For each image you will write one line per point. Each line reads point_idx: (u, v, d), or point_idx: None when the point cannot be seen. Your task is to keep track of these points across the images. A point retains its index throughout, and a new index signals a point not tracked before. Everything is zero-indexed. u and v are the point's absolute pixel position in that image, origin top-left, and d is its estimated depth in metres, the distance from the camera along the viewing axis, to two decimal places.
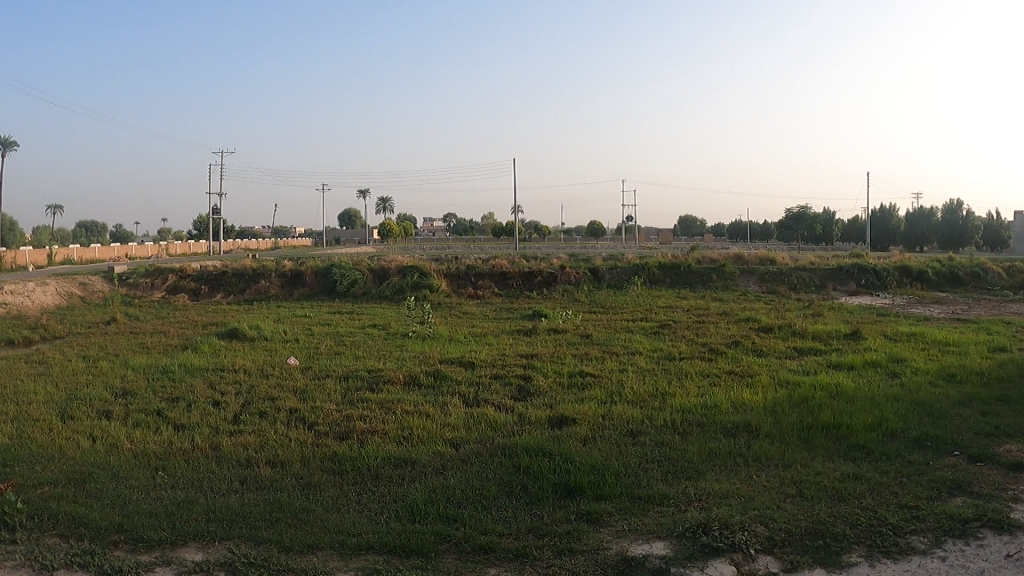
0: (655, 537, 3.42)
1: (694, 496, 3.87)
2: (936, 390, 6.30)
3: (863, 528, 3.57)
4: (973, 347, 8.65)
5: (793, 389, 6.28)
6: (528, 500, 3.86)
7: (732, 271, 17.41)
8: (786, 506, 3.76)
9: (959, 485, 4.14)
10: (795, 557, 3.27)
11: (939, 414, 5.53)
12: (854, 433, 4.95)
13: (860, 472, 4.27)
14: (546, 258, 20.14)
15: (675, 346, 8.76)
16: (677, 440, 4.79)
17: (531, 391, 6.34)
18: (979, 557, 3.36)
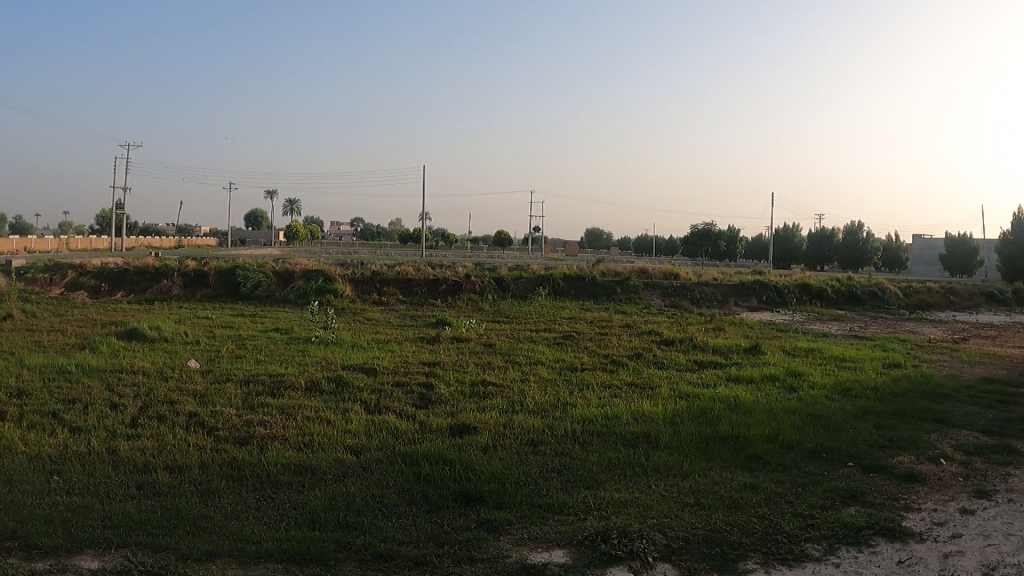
0: (554, 545, 3.44)
1: (593, 505, 3.91)
2: (832, 404, 6.52)
3: (760, 535, 3.68)
4: (867, 363, 8.96)
5: (693, 401, 6.43)
6: (428, 507, 3.84)
7: (635, 284, 17.73)
8: (684, 515, 3.83)
9: (853, 495, 4.30)
10: (692, 564, 3.34)
11: (836, 426, 5.74)
12: (751, 444, 5.08)
13: (756, 482, 4.39)
14: (451, 265, 20.11)
15: (577, 356, 8.85)
16: (578, 450, 4.84)
17: (433, 399, 6.31)
18: (872, 565, 3.51)
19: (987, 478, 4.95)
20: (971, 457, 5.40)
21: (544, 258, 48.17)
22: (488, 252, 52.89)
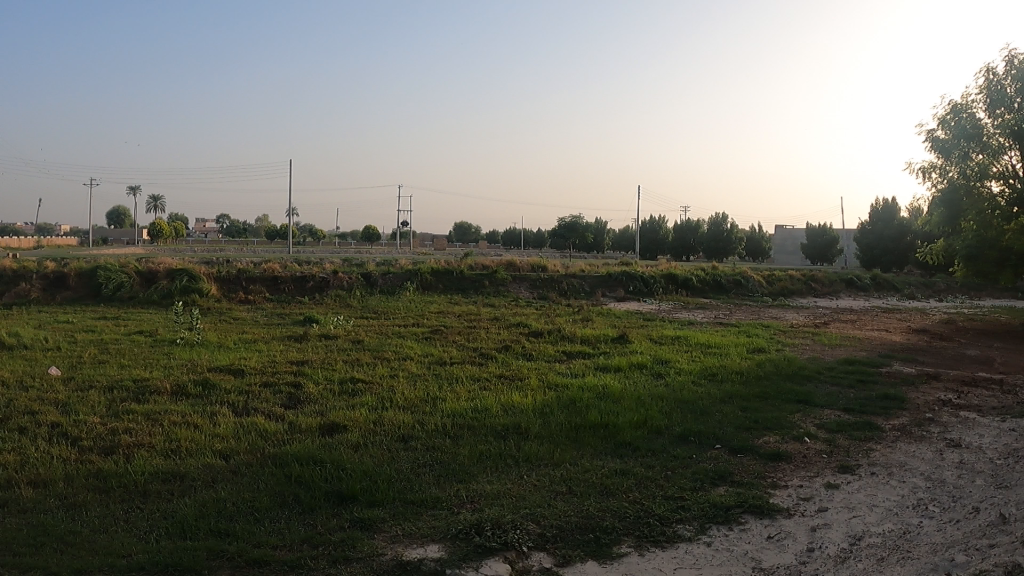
0: (429, 541, 3.44)
1: (466, 498, 3.94)
2: (698, 389, 6.76)
3: (632, 519, 3.78)
4: (728, 349, 9.34)
5: (562, 391, 6.55)
6: (302, 509, 3.77)
7: (503, 277, 18.19)
8: (557, 503, 3.90)
9: (721, 475, 4.48)
10: (567, 551, 3.41)
11: (702, 411, 5.94)
12: (620, 431, 5.22)
13: (627, 468, 4.50)
14: (320, 262, 19.82)
15: (446, 350, 8.93)
16: (449, 444, 4.86)
17: (302, 399, 6.21)
18: (740, 542, 3.68)
19: (842, 454, 5.25)
20: (826, 435, 5.71)
21: (425, 253, 47.98)
22: (371, 250, 52.30)
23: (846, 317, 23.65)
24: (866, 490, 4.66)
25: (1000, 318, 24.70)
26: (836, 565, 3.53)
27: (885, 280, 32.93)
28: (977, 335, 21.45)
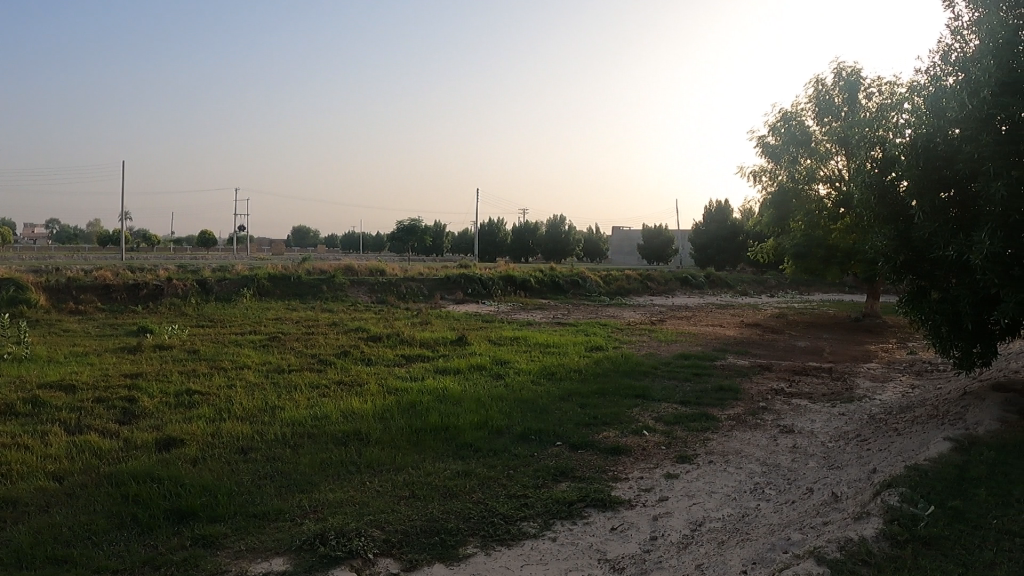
0: (274, 554, 3.39)
1: (309, 508, 3.90)
2: (537, 389, 7.28)
3: (477, 520, 3.89)
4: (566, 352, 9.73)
5: (402, 395, 6.92)
6: (140, 530, 3.62)
7: (341, 282, 18.93)
8: (401, 507, 3.95)
9: (563, 471, 4.71)
10: (414, 556, 3.45)
11: (542, 408, 6.49)
12: (462, 433, 5.40)
13: (469, 468, 4.62)
14: (154, 269, 19.00)
15: (284, 358, 8.94)
16: (290, 454, 4.84)
17: (138, 414, 5.95)
18: (582, 534, 3.86)
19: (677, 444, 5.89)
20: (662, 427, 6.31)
21: (269, 258, 46.74)
22: (213, 256, 50.44)
23: (681, 315, 25.13)
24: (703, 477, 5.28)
25: (827, 311, 26.66)
26: (679, 550, 3.79)
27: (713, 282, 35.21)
28: (806, 327, 23.09)
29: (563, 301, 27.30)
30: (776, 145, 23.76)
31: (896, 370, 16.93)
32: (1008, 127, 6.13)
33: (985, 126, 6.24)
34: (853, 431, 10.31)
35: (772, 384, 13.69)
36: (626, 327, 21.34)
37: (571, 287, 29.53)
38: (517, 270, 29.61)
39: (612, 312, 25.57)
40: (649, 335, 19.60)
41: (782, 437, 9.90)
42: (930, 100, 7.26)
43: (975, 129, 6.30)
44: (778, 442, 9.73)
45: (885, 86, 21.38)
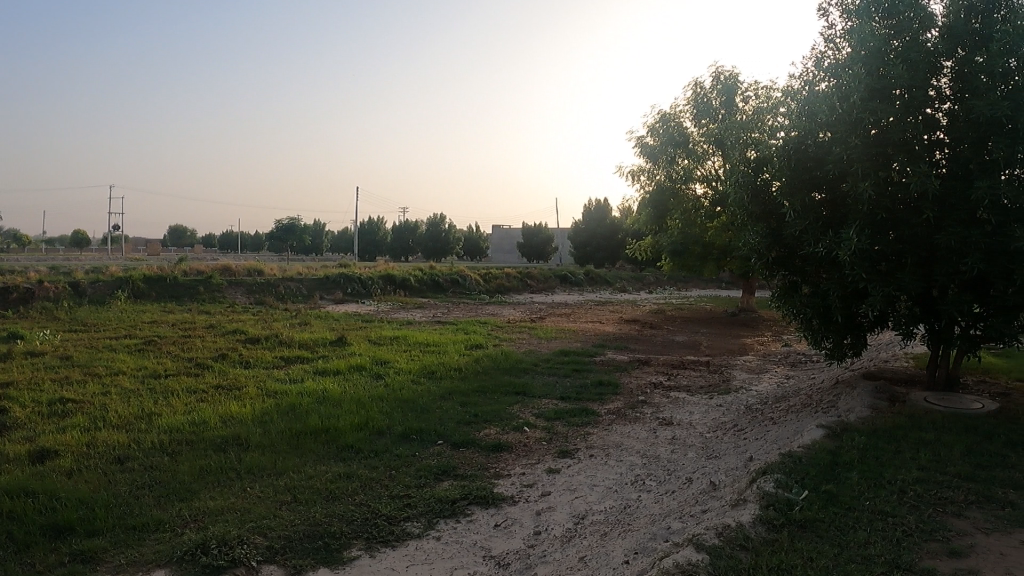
0: (156, 566, 3.48)
1: (188, 518, 4.00)
2: (424, 389, 8.66)
3: (359, 522, 4.19)
4: (442, 369, 9.93)
5: (281, 398, 7.31)
6: (15, 547, 3.63)
7: (219, 284, 18.29)
8: (284, 513, 4.15)
9: (445, 471, 5.26)
10: (297, 561, 3.66)
11: (429, 404, 7.87)
12: (343, 435, 5.77)
13: (351, 471, 4.95)
14: (17, 271, 17.81)
15: (160, 362, 8.59)
16: (167, 461, 4.86)
17: (8, 425, 5.61)
18: (467, 533, 4.30)
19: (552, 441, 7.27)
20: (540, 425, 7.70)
21: (140, 257, 44.70)
22: (79, 256, 47.81)
23: (560, 313, 25.65)
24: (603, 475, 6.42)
25: (703, 305, 27.78)
26: (560, 543, 4.33)
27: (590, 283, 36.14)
28: (683, 321, 24.00)
29: (445, 299, 27.34)
30: (654, 145, 24.65)
31: (770, 361, 17.80)
32: (873, 131, 7.62)
33: (852, 129, 7.68)
34: (729, 421, 10.81)
35: (649, 378, 14.11)
36: (506, 324, 21.52)
37: (451, 285, 29.63)
38: (398, 270, 29.41)
39: (494, 310, 25.74)
40: (528, 333, 19.85)
41: (661, 429, 10.22)
42: (803, 100, 8.59)
43: (843, 130, 7.73)
44: (659, 433, 10.02)
45: (761, 90, 22.54)
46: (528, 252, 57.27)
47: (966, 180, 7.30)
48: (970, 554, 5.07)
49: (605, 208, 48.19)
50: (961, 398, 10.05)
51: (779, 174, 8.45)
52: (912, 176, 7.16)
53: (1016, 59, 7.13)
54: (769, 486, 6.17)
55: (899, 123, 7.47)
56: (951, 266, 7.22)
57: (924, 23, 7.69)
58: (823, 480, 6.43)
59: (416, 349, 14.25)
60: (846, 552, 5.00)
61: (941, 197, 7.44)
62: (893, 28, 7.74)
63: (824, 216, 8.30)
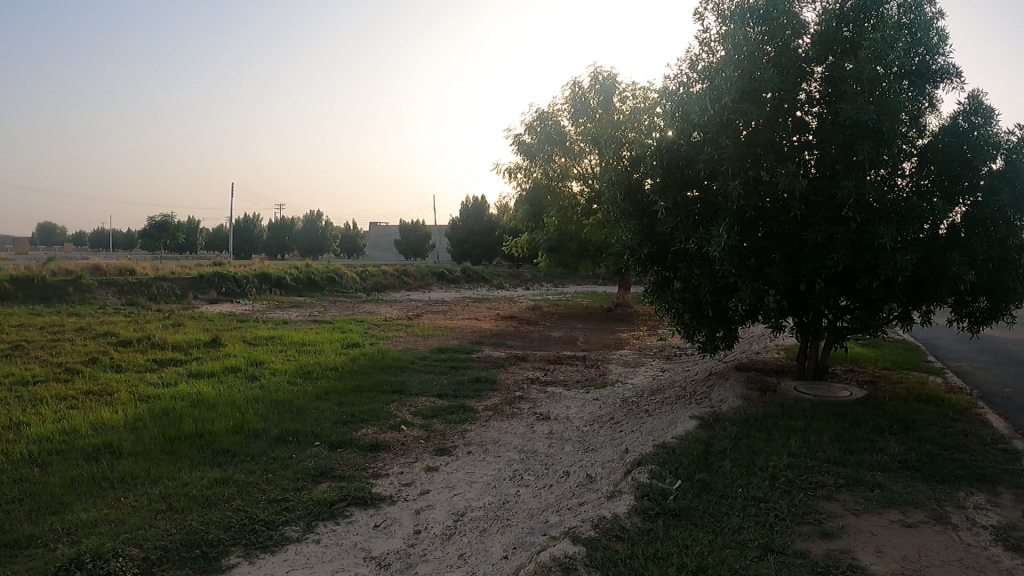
0: None
1: (61, 532, 4.33)
2: (316, 400, 9.73)
3: (237, 526, 4.69)
4: (309, 395, 9.93)
5: (153, 402, 7.15)
6: None
7: (89, 284, 17.43)
8: (160, 522, 4.58)
9: (321, 473, 5.98)
10: (175, 571, 4.08)
11: (307, 409, 9.10)
12: (215, 439, 6.27)
13: (225, 476, 5.49)
14: None
15: (27, 368, 8.16)
16: (37, 472, 5.11)
17: None
18: (347, 535, 4.95)
19: (429, 439, 8.39)
20: (417, 424, 9.16)
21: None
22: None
23: (438, 310, 25.66)
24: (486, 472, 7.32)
25: (580, 301, 28.33)
26: (439, 541, 5.07)
27: (468, 282, 36.37)
28: (561, 317, 24.42)
29: (321, 298, 26.85)
30: (531, 143, 24.94)
31: (646, 354, 18.40)
32: (742, 131, 8.18)
33: (723, 130, 8.21)
34: (604, 414, 11.10)
35: (527, 373, 14.30)
36: (383, 322, 21.30)
37: (327, 283, 29.11)
38: (276, 267, 28.73)
39: (372, 307, 25.47)
40: (405, 331, 19.72)
41: (540, 424, 10.39)
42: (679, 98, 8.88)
43: (715, 131, 8.23)
44: (536, 428, 10.17)
45: (638, 91, 23.16)
46: (406, 249, 57.02)
47: (832, 180, 7.95)
48: (841, 535, 5.55)
49: (482, 206, 48.47)
50: (828, 386, 10.78)
51: (654, 172, 8.88)
52: (783, 174, 7.70)
53: (881, 66, 7.88)
54: (644, 476, 6.66)
55: (770, 125, 8.01)
56: (818, 261, 7.78)
57: (795, 30, 8.37)
58: (695, 469, 6.93)
59: (293, 350, 13.99)
60: (721, 537, 5.36)
61: (808, 196, 7.95)
62: (767, 36, 8.33)
63: (695, 213, 8.65)
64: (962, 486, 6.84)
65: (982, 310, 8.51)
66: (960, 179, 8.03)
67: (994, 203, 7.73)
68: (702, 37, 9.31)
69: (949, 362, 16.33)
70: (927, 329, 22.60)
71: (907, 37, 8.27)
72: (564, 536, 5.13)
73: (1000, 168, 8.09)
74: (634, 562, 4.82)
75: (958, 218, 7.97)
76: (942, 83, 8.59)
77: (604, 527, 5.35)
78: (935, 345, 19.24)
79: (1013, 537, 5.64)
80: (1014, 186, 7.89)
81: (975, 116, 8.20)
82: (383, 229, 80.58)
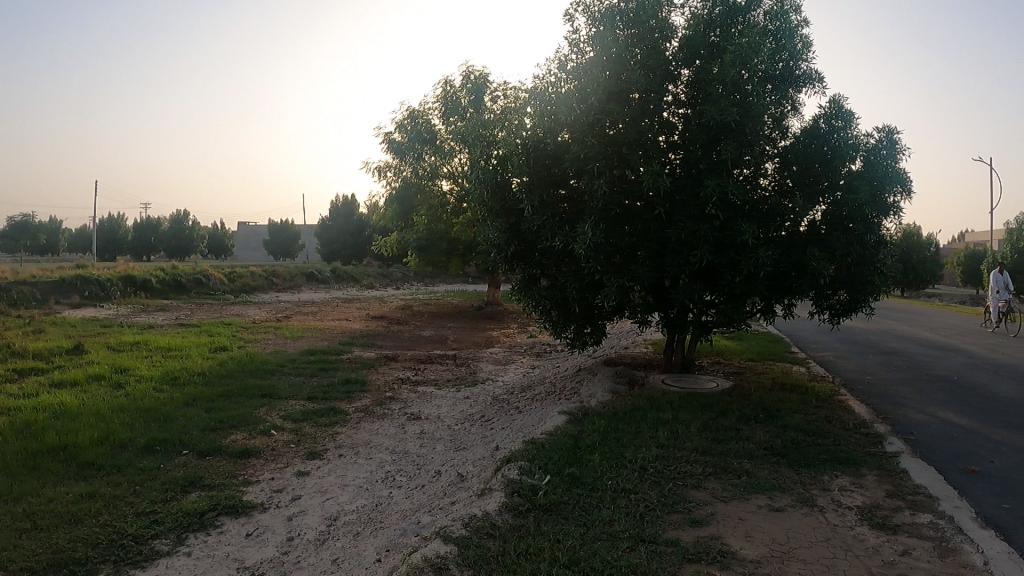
0: None
1: None
2: (185, 407, 9.65)
3: (106, 544, 5.55)
4: (175, 403, 9.81)
5: (30, 441, 7.62)
6: None
7: None
8: (27, 541, 5.46)
9: (191, 482, 7.03)
10: None
11: (177, 416, 9.19)
12: (83, 451, 7.49)
13: (94, 491, 6.52)
14: None
15: None
16: None
17: None
18: (218, 545, 5.81)
19: (301, 441, 8.91)
20: (288, 428, 9.42)
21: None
22: None
23: (306, 311, 25.02)
24: (358, 475, 7.84)
25: (454, 300, 28.21)
26: (311, 547, 5.94)
27: (338, 282, 35.81)
28: (430, 316, 24.23)
29: (187, 300, 25.81)
30: (402, 141, 24.69)
31: (515, 352, 18.48)
32: (609, 130, 8.28)
33: (590, 130, 8.29)
34: (475, 412, 11.03)
35: (397, 374, 14.06)
36: (251, 324, 20.61)
37: (194, 285, 28.00)
38: (138, 269, 27.48)
39: (238, 309, 24.65)
40: (273, 332, 19.16)
41: (410, 424, 10.20)
42: (547, 102, 9.00)
43: (581, 130, 8.31)
44: (407, 428, 9.98)
45: (508, 91, 23.28)
46: (275, 248, 55.61)
47: (696, 179, 8.06)
48: (709, 522, 5.62)
49: (352, 205, 47.88)
50: (695, 377, 11.11)
51: (520, 171, 8.69)
52: (647, 173, 7.73)
53: (746, 71, 8.05)
54: (514, 473, 6.64)
55: (635, 124, 8.14)
56: (682, 257, 7.94)
57: (663, 32, 8.49)
58: (564, 464, 6.91)
59: (159, 355, 13.43)
60: (591, 530, 5.35)
61: (671, 194, 8.08)
62: (633, 38, 8.49)
63: (561, 210, 8.67)
64: (826, 470, 7.07)
65: (841, 302, 9.12)
66: (821, 179, 8.52)
67: (851, 203, 8.21)
68: (570, 38, 9.33)
69: (811, 352, 17.05)
70: (790, 321, 23.62)
71: (771, 43, 8.68)
72: (437, 537, 5.22)
73: (858, 169, 8.59)
74: (505, 559, 4.81)
75: (818, 216, 8.47)
76: (805, 88, 9.12)
77: (475, 526, 5.38)
78: (798, 337, 20.10)
79: (878, 515, 5.82)
80: (869, 186, 8.38)
81: (836, 119, 8.71)
82: (251, 229, 78.19)
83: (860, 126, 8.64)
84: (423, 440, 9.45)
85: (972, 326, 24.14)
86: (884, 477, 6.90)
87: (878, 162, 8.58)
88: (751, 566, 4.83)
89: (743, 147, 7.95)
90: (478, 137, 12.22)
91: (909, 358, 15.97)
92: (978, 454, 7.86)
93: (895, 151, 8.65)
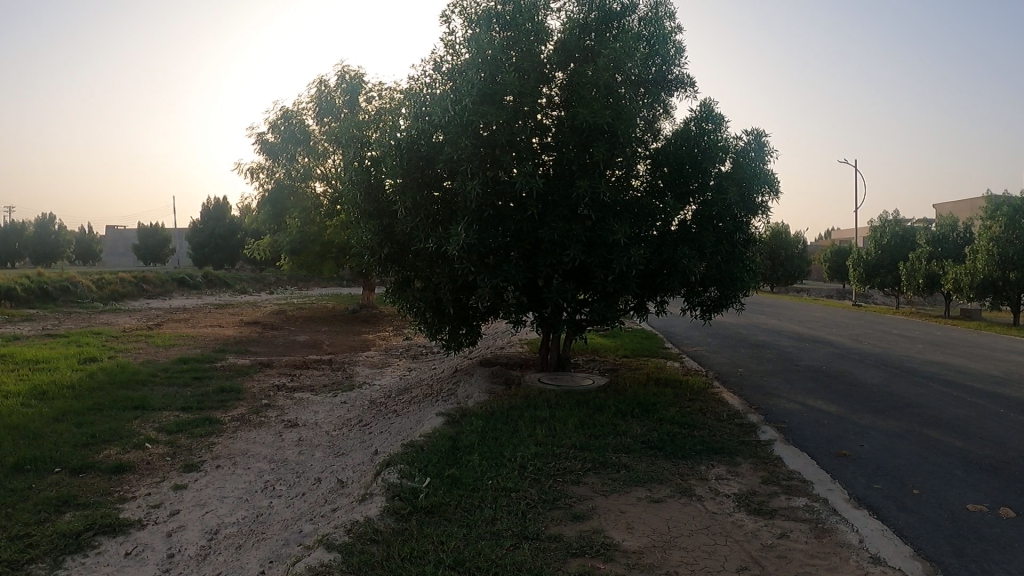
0: None
1: None
2: (55, 423, 9.08)
3: None
4: (42, 419, 9.20)
5: None
6: None
7: None
8: None
9: (65, 501, 6.64)
10: None
11: (46, 432, 8.65)
12: None
13: None
14: None
15: None
16: None
17: None
18: (96, 566, 5.53)
19: (176, 454, 8.53)
20: (162, 440, 9.01)
21: None
22: None
23: (179, 318, 24.07)
24: (236, 486, 7.57)
25: (328, 304, 27.73)
26: (194, 563, 5.72)
27: (210, 290, 34.57)
28: (306, 321, 23.72)
29: (53, 309, 24.40)
30: (275, 141, 24.07)
31: (392, 355, 18.29)
32: (482, 132, 8.02)
33: (463, 131, 7.99)
34: (353, 417, 10.83)
35: (273, 381, 13.64)
36: (122, 333, 19.64)
37: (60, 293, 26.43)
38: None
39: (106, 318, 23.46)
40: (145, 341, 18.30)
41: (286, 432, 9.90)
42: (420, 101, 8.73)
43: (455, 131, 7.98)
44: (284, 436, 9.68)
45: (384, 91, 22.93)
46: (144, 253, 53.32)
47: (567, 180, 8.22)
48: (591, 516, 5.65)
49: (224, 207, 46.44)
50: (571, 375, 11.21)
51: (393, 172, 8.53)
52: (519, 175, 7.78)
53: (619, 75, 8.28)
54: (393, 476, 6.52)
55: (509, 125, 7.98)
56: (554, 257, 8.01)
57: (539, 36, 8.47)
58: (444, 466, 6.83)
59: (22, 368, 12.61)
60: (475, 530, 5.28)
61: (544, 195, 8.15)
62: (509, 39, 8.41)
63: (434, 212, 8.56)
64: (703, 460, 7.26)
65: (712, 299, 9.28)
66: (691, 180, 8.66)
67: (720, 202, 8.47)
68: (447, 39, 9.23)
69: (683, 347, 17.58)
70: (665, 319, 24.32)
71: (645, 48, 8.90)
72: (320, 546, 5.08)
73: (727, 170, 8.88)
74: (390, 564, 4.71)
75: (689, 215, 8.57)
76: (677, 93, 9.39)
77: (357, 532, 5.25)
78: (674, 332, 20.66)
79: (754, 501, 6.03)
80: (737, 187, 8.73)
81: (706, 121, 8.90)
82: (120, 233, 74.78)
83: (730, 130, 8.89)
84: (300, 447, 9.19)
85: (835, 319, 25.48)
86: (758, 464, 7.15)
87: (746, 163, 8.95)
88: (634, 557, 4.88)
89: (615, 148, 8.05)
90: (351, 135, 11.99)
91: (777, 350, 16.67)
92: (846, 439, 8.25)
93: (763, 153, 9.09)
